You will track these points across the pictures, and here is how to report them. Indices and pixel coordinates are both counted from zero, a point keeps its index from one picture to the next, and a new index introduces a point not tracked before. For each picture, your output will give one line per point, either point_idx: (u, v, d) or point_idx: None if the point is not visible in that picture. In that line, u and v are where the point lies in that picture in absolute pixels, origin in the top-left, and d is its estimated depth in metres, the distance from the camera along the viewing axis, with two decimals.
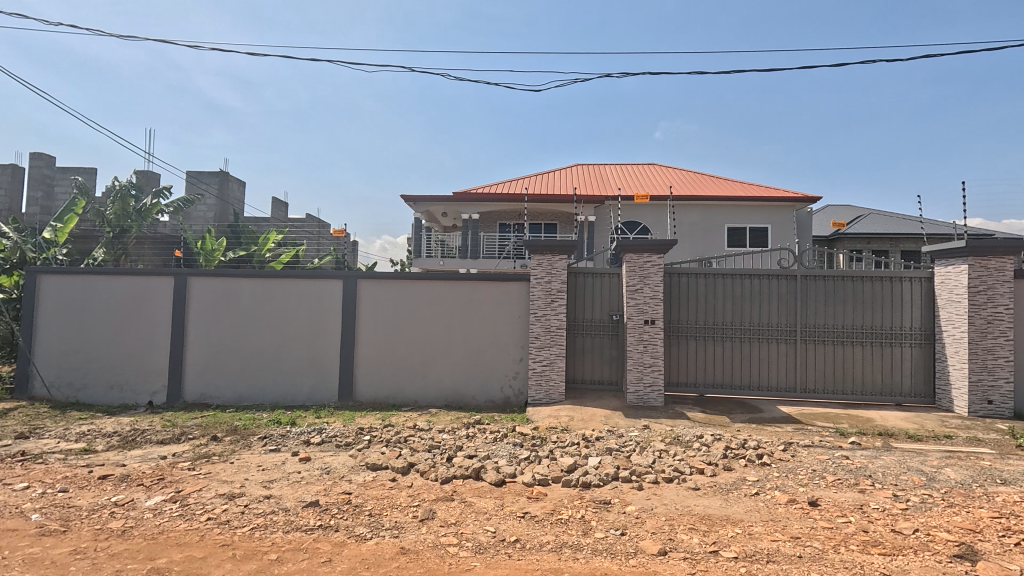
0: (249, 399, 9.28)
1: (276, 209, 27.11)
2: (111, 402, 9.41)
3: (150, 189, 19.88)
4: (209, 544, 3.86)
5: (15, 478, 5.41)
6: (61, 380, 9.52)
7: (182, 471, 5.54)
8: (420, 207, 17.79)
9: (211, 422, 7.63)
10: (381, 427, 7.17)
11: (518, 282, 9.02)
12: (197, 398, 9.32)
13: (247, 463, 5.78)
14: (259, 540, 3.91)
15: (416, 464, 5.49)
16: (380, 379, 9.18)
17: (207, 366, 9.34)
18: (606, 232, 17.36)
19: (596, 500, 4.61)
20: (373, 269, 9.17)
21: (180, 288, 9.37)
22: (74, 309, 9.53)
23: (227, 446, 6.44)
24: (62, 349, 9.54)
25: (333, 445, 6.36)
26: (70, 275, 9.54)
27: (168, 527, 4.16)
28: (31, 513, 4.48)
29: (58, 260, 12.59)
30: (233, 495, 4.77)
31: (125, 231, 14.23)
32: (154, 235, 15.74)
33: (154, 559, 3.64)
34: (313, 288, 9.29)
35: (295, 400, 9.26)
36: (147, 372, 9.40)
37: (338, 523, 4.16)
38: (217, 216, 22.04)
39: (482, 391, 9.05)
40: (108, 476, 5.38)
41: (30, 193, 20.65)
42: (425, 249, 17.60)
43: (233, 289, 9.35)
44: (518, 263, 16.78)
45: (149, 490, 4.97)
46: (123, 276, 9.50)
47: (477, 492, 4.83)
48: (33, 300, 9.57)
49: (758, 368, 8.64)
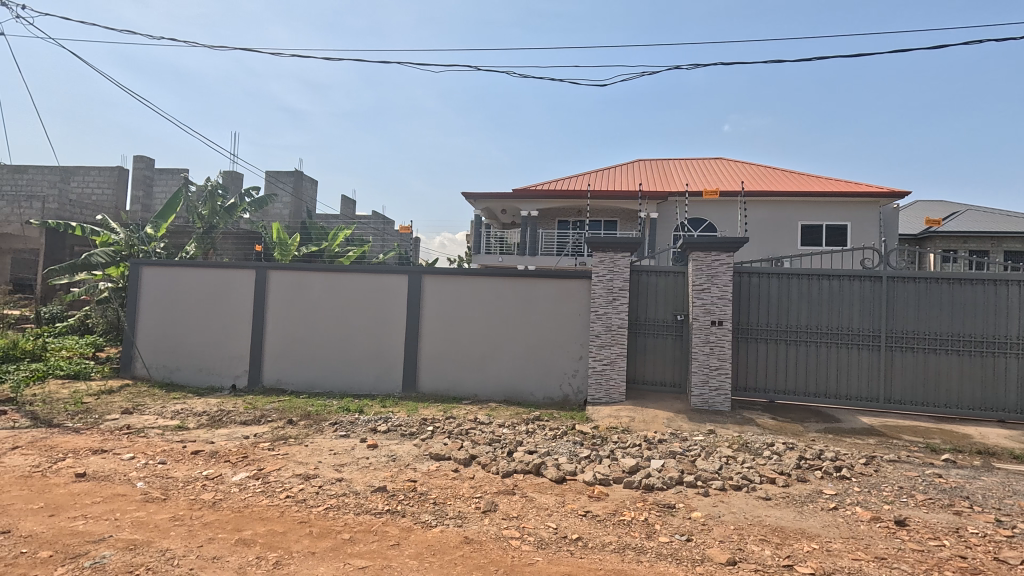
0: (319, 386, 9.81)
1: (344, 206, 28.27)
2: (200, 383, 10.24)
3: (235, 189, 21.34)
4: (289, 520, 4.14)
5: (123, 449, 6.03)
6: (157, 362, 10.47)
7: (263, 450, 5.96)
8: (479, 204, 18.03)
9: (287, 407, 8.14)
10: (443, 418, 7.37)
11: (579, 280, 8.96)
12: (273, 383, 9.97)
13: (320, 447, 6.12)
14: (334, 520, 4.14)
15: (477, 456, 5.60)
16: (441, 372, 9.42)
17: (282, 353, 9.96)
18: (669, 229, 16.86)
19: (659, 504, 4.51)
20: (436, 265, 9.42)
21: (260, 281, 10.04)
22: (169, 299, 10.45)
23: (301, 430, 6.86)
24: (159, 333, 10.48)
25: (398, 434, 6.61)
26: (167, 267, 10.48)
27: (252, 501, 4.49)
28: (137, 481, 4.99)
29: (158, 252, 13.71)
30: (309, 476, 5.07)
31: (214, 227, 15.63)
32: (240, 231, 16.78)
33: (241, 530, 3.95)
34: (379, 282, 9.67)
35: (360, 389, 9.67)
36: (230, 356, 10.16)
37: (405, 509, 4.32)
38: (292, 214, 23.37)
39: (540, 388, 9.08)
40: (199, 452, 5.89)
41: (133, 190, 22.61)
42: (484, 246, 17.85)
43: (306, 282, 9.91)
44: (578, 260, 16.62)
45: (234, 467, 5.40)
46: (211, 268, 10.30)
47: (538, 487, 4.86)
48: (136, 289, 10.58)
49: (836, 376, 8.10)
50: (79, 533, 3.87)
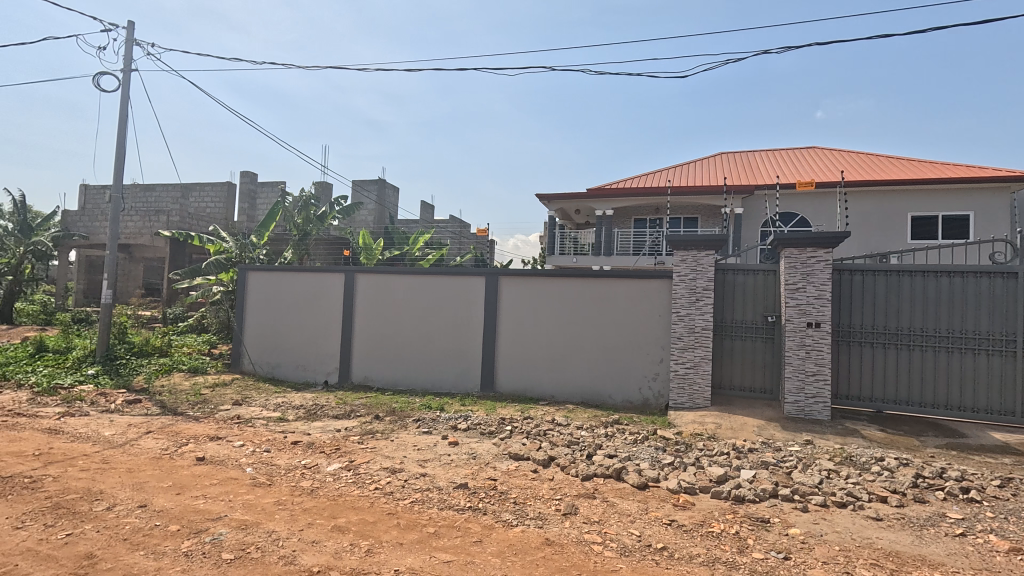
0: (403, 384, 10.26)
1: (424, 211, 29.38)
2: (297, 379, 11.08)
3: (325, 199, 22.91)
4: (378, 510, 4.35)
5: (235, 437, 6.67)
6: (261, 358, 11.47)
7: (353, 443, 6.33)
8: (554, 205, 17.98)
9: (374, 403, 8.59)
10: (521, 418, 7.42)
11: (660, 280, 8.67)
12: (361, 380, 10.57)
13: (405, 442, 6.40)
14: (419, 513, 4.30)
15: (556, 458, 5.58)
16: (519, 372, 9.49)
17: (369, 352, 10.52)
18: (756, 225, 15.85)
19: (752, 517, 4.23)
20: (513, 267, 9.52)
21: (349, 284, 10.69)
22: (271, 301, 11.40)
23: (387, 425, 7.21)
24: (262, 332, 11.47)
25: (478, 432, 6.74)
26: (269, 272, 11.45)
27: (345, 491, 4.78)
28: (246, 466, 5.49)
29: (262, 259, 14.97)
30: (396, 470, 5.31)
31: (308, 234, 16.40)
32: (330, 238, 17.94)
33: (336, 517, 4.21)
34: (457, 284, 9.95)
35: (441, 388, 9.99)
36: (324, 354, 10.90)
37: (486, 507, 4.39)
38: (376, 220, 24.66)
39: (620, 391, 8.88)
40: (298, 442, 6.37)
41: (240, 203, 24.89)
42: (558, 246, 17.78)
43: (391, 284, 10.41)
44: (656, 260, 16.06)
45: (329, 458, 5.78)
46: (306, 273, 11.12)
47: (619, 493, 4.75)
48: (243, 292, 11.66)
49: (960, 385, 7.18)
50: (201, 511, 4.33)
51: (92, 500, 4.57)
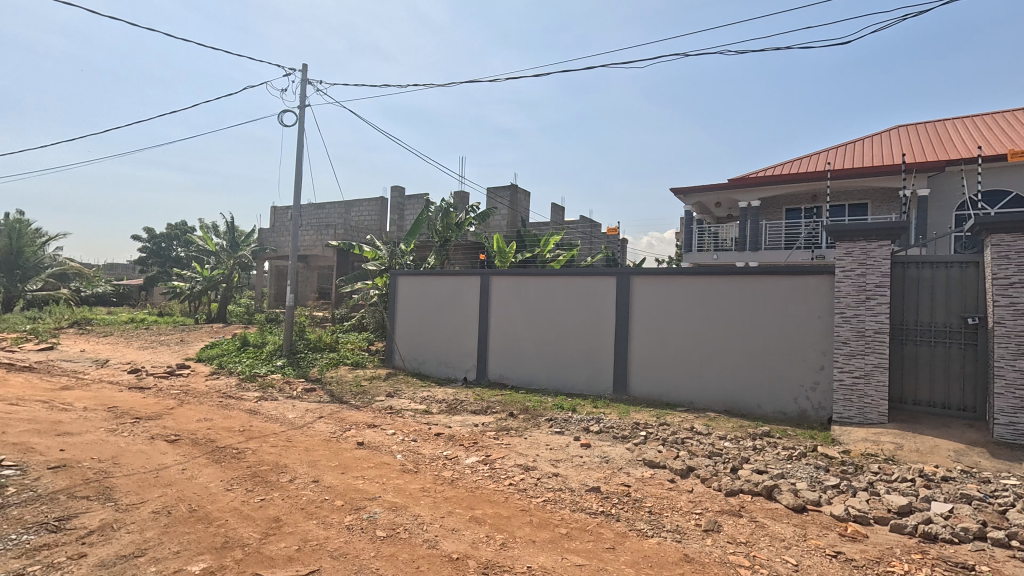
0: (536, 383, 10.46)
1: (554, 213, 29.70)
2: (440, 374, 11.93)
3: (463, 207, 24.38)
4: (513, 506, 4.48)
5: (388, 425, 7.41)
6: (409, 355, 12.58)
7: (490, 439, 6.62)
8: (691, 199, 16.90)
9: (509, 400, 8.89)
10: (656, 424, 7.09)
11: (818, 277, 7.67)
12: (497, 378, 11.01)
13: (538, 441, 6.51)
14: (551, 513, 4.33)
15: (696, 469, 5.21)
16: (654, 376, 9.10)
17: (504, 351, 10.93)
18: (948, 208, 13.18)
19: (948, 561, 3.50)
20: (646, 266, 9.17)
21: (485, 286, 11.22)
22: (418, 303, 12.45)
23: (521, 423, 7.41)
24: (410, 330, 12.57)
25: (611, 436, 6.60)
26: (416, 276, 12.53)
27: (482, 484, 5.01)
28: (397, 453, 6.06)
29: (409, 264, 16.46)
30: (529, 467, 5.43)
31: (447, 241, 17.63)
32: (467, 243, 19.04)
33: (474, 509, 4.42)
34: (588, 285, 9.88)
35: (573, 388, 9.98)
36: (463, 352, 11.59)
37: (619, 514, 4.27)
38: (509, 224, 25.56)
39: (770, 400, 8.03)
40: (441, 434, 6.85)
41: (391, 215, 27.62)
42: (696, 243, 16.68)
43: (523, 286, 10.71)
44: (814, 254, 14.19)
45: (467, 451, 6.11)
46: (447, 276, 11.94)
47: (770, 514, 4.27)
48: (394, 294, 12.91)
49: None
50: (360, 490, 4.87)
51: (279, 472, 5.42)
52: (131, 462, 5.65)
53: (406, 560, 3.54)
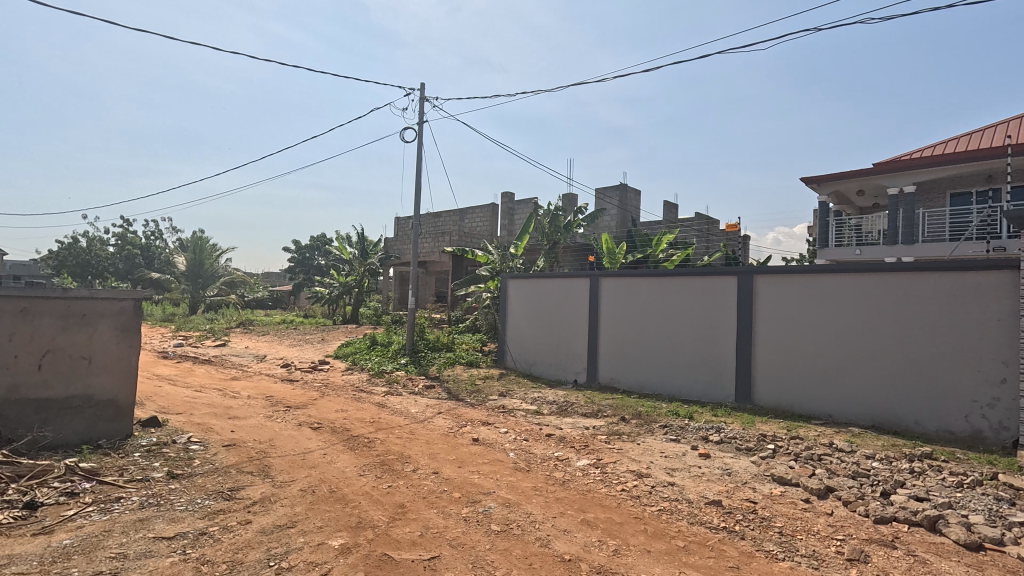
0: (650, 388, 10.08)
1: (667, 211, 28.44)
2: (551, 376, 12.00)
3: (571, 210, 24.35)
4: (625, 512, 4.37)
5: (500, 424, 7.65)
6: (520, 356, 12.83)
7: (601, 442, 6.52)
8: (825, 189, 15.15)
9: (621, 404, 8.67)
10: (787, 437, 6.45)
11: (997, 273, 6.47)
12: (608, 381, 10.80)
13: (652, 447, 6.28)
14: (667, 523, 4.15)
15: (836, 490, 4.65)
16: (783, 384, 8.31)
17: (615, 354, 10.69)
18: None
19: None
20: (772, 265, 8.43)
21: (595, 288, 11.09)
22: (528, 305, 12.68)
23: (633, 428, 7.20)
24: (521, 332, 12.83)
25: (733, 447, 6.14)
26: (526, 279, 12.78)
27: (593, 487, 4.96)
28: (510, 451, 6.22)
29: (519, 267, 16.84)
30: (642, 474, 5.26)
31: (556, 243, 17.66)
32: (576, 245, 18.96)
33: (586, 512, 4.39)
34: (705, 286, 9.32)
35: (690, 395, 9.46)
36: (573, 354, 11.55)
37: (744, 532, 3.96)
38: (618, 225, 25.00)
39: (932, 417, 6.92)
40: (552, 435, 6.90)
41: (502, 220, 28.44)
42: (833, 237, 14.92)
43: (635, 287, 10.41)
44: (992, 246, 11.91)
45: (579, 453, 6.09)
46: (557, 278, 12.01)
47: (934, 549, 3.67)
48: (505, 297, 13.29)
49: None
50: (475, 485, 5.09)
51: (404, 462, 5.87)
52: (284, 444, 6.49)
53: (519, 557, 3.63)
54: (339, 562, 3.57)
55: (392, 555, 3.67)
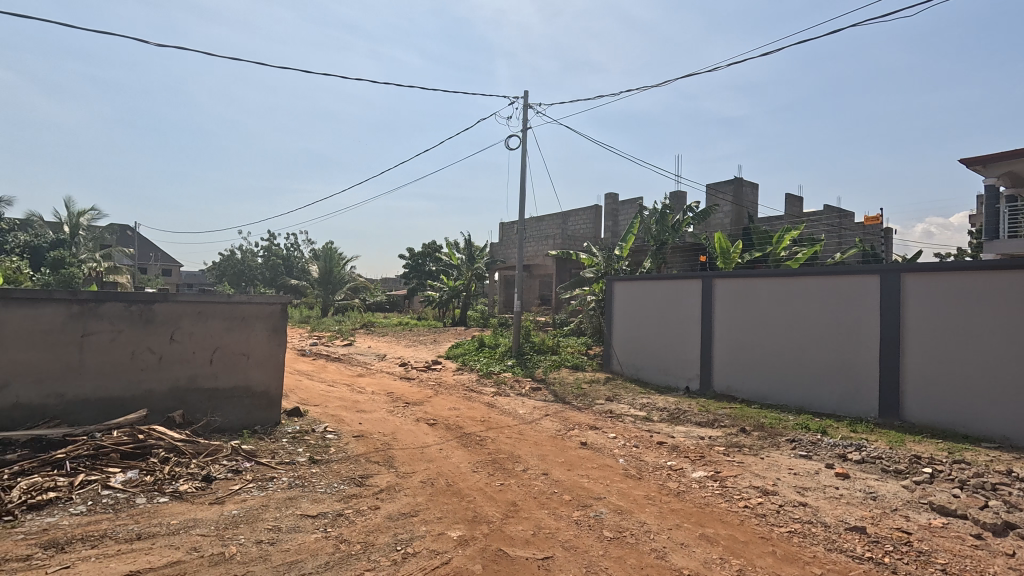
0: (773, 398, 9.28)
1: (790, 205, 26.00)
2: (660, 382, 11.53)
3: (680, 208, 23.25)
4: (750, 531, 4.07)
5: (609, 429, 7.52)
6: (627, 360, 12.50)
7: (719, 454, 6.14)
8: (993, 170, 12.86)
9: (740, 414, 8.08)
10: (949, 460, 5.57)
11: None
12: (724, 389, 10.12)
13: (777, 463, 5.78)
14: (799, 547, 3.79)
15: (1019, 528, 3.92)
16: (940, 399, 7.24)
17: (732, 360, 10.00)
18: None
19: None
20: (926, 262, 7.39)
21: (708, 290, 10.48)
22: (635, 310, 12.32)
23: (756, 441, 6.66)
24: (628, 336, 12.50)
25: (878, 468, 5.44)
26: (632, 281, 12.45)
27: (712, 501, 4.69)
28: (620, 457, 6.10)
29: (624, 269, 16.45)
30: (768, 491, 4.86)
31: (664, 244, 16.87)
32: (686, 245, 18.04)
33: (704, 526, 4.16)
34: (839, 286, 8.41)
35: (822, 407, 8.57)
36: (685, 360, 11.00)
37: (896, 565, 3.49)
38: (733, 222, 23.36)
39: None
40: (664, 443, 6.64)
41: (606, 222, 27.96)
42: (1005, 227, 12.60)
43: (753, 289, 9.67)
44: None
45: (694, 464, 5.79)
46: (665, 280, 11.55)
47: None
48: (611, 300, 13.05)
49: None
50: (586, 489, 5.06)
51: (514, 461, 6.01)
52: (405, 438, 6.98)
53: (634, 566, 3.54)
54: (458, 553, 3.76)
55: (507, 551, 3.78)
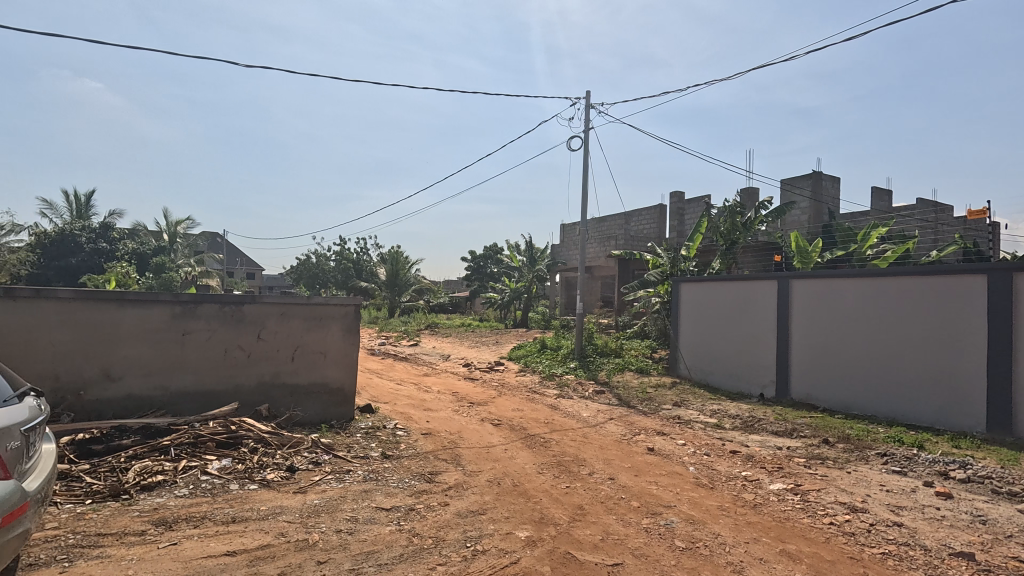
0: (860, 408, 8.62)
1: (876, 199, 24.02)
2: (731, 388, 11.02)
3: (751, 205, 22.11)
4: (837, 550, 3.80)
5: (677, 435, 7.28)
6: (695, 365, 12.05)
7: (799, 466, 5.78)
8: None
9: (822, 424, 7.56)
10: None
11: None
12: (804, 398, 9.50)
13: (866, 478, 5.35)
14: (896, 571, 3.49)
15: None
16: None
17: (812, 366, 9.38)
18: None
19: None
20: None
21: (785, 291, 9.90)
22: (704, 312, 11.85)
23: (841, 454, 6.20)
24: (696, 340, 12.05)
25: (988, 489, 4.90)
26: (701, 283, 11.99)
27: (793, 516, 4.42)
28: (690, 465, 5.89)
29: (691, 270, 15.88)
30: (856, 508, 4.52)
31: (735, 243, 16.12)
32: (758, 244, 17.13)
33: (785, 542, 3.93)
34: (937, 287, 7.69)
35: (918, 419, 7.86)
36: (759, 365, 10.44)
37: None
38: (811, 219, 21.91)
39: None
40: (737, 452, 6.33)
41: (670, 221, 27.09)
42: None
43: (836, 290, 9.02)
44: None
45: (771, 475, 5.48)
46: (737, 282, 11.02)
47: None
48: (677, 302, 12.64)
49: None
50: (655, 496, 4.93)
51: (580, 464, 5.96)
52: (471, 437, 7.11)
53: None
54: (527, 553, 3.79)
55: (576, 555, 3.76)
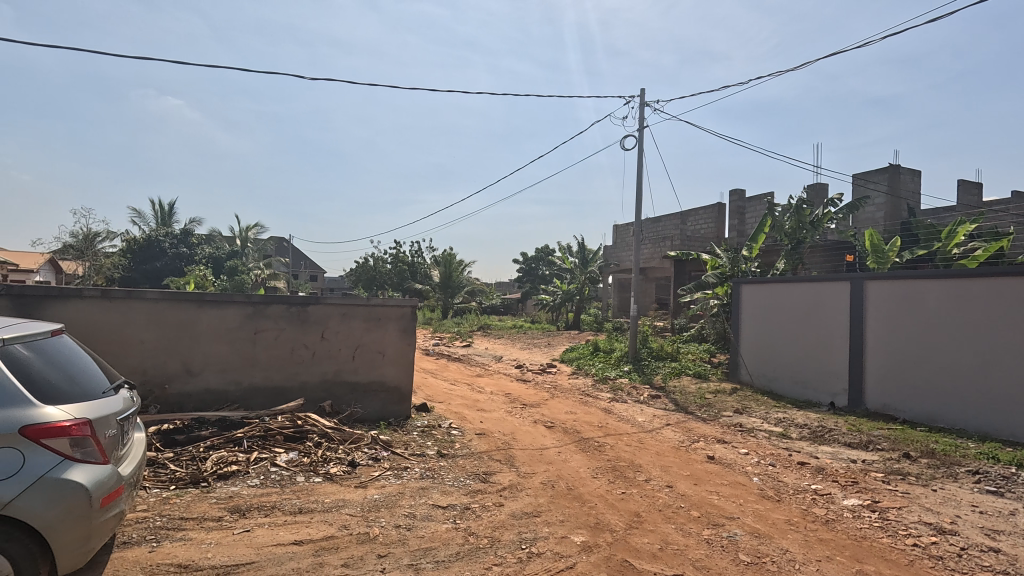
0: (946, 421, 7.91)
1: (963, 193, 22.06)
2: (798, 396, 10.41)
3: (819, 202, 20.88)
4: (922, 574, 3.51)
5: (739, 444, 6.97)
6: (757, 370, 11.50)
7: (876, 481, 5.37)
8: None
9: (902, 437, 7.00)
10: None
11: None
12: (880, 408, 8.84)
13: (955, 497, 4.90)
14: None
15: None
16: None
17: (890, 374, 8.71)
18: None
19: None
20: None
21: (859, 293, 9.25)
22: (767, 316, 11.28)
23: (925, 470, 5.71)
24: (758, 344, 11.49)
25: None
26: (763, 284, 11.44)
27: (870, 534, 4.12)
28: (753, 476, 5.61)
29: (753, 271, 15.18)
30: (944, 530, 4.15)
31: (801, 242, 15.34)
32: (827, 243, 16.12)
33: (862, 562, 3.67)
34: None
35: (1016, 434, 7.13)
36: (829, 372, 9.81)
37: None
38: (888, 215, 20.41)
39: None
40: (806, 464, 5.97)
41: (730, 221, 26.06)
42: None
43: (917, 292, 8.34)
44: None
45: (845, 490, 5.13)
46: (804, 283, 10.42)
47: None
48: (738, 304, 12.11)
49: None
50: (716, 506, 4.74)
51: (635, 470, 5.82)
52: (524, 439, 7.11)
53: None
54: (583, 558, 3.74)
55: (633, 563, 3.67)
